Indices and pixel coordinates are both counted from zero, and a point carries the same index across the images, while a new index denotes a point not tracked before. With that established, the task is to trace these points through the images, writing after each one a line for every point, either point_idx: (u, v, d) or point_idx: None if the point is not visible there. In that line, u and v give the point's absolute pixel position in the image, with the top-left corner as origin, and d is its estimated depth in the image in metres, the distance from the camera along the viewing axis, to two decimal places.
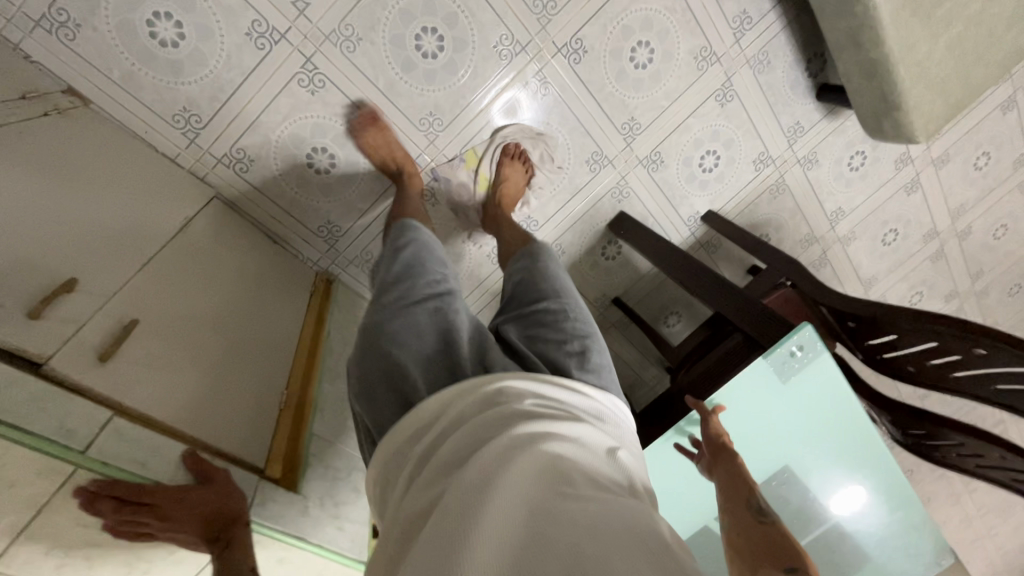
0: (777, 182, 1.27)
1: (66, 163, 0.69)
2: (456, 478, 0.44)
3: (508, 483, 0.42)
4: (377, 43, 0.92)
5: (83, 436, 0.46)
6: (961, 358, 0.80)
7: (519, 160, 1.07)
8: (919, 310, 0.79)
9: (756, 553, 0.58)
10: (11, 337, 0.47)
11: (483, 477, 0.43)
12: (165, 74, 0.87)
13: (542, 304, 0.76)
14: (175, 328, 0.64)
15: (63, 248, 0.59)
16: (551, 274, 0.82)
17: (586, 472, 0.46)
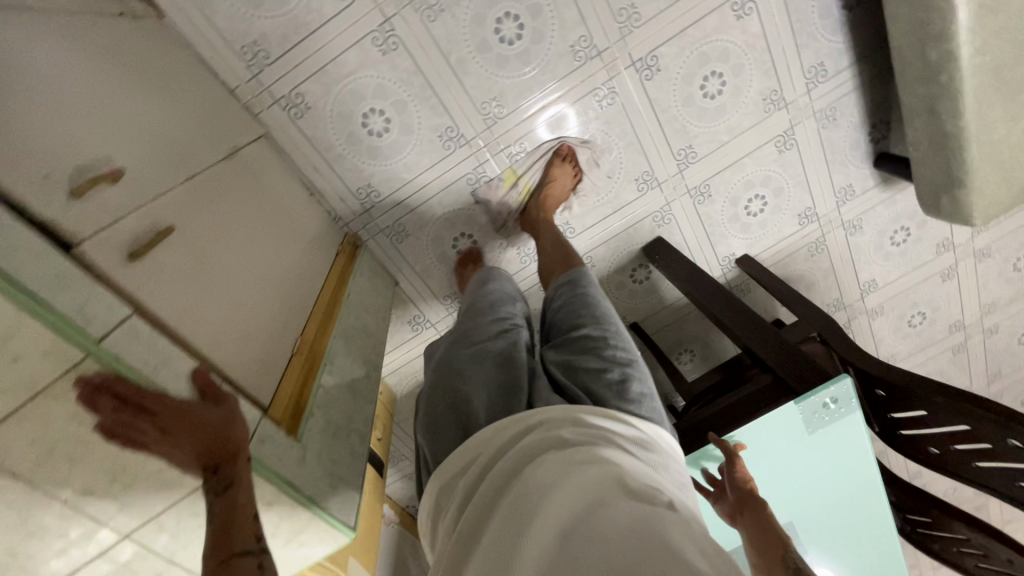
0: (817, 240, 1.26)
1: (131, 66, 0.68)
2: (522, 480, 0.51)
3: (549, 499, 0.48)
4: (458, 18, 0.91)
5: (101, 325, 0.43)
6: (990, 447, 0.77)
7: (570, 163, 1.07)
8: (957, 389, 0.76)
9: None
10: (49, 209, 0.45)
11: (528, 495, 0.49)
12: (245, 5, 0.86)
13: (583, 331, 0.77)
14: (206, 247, 0.62)
15: (116, 141, 0.57)
16: (589, 299, 0.83)
17: (620, 485, 0.50)
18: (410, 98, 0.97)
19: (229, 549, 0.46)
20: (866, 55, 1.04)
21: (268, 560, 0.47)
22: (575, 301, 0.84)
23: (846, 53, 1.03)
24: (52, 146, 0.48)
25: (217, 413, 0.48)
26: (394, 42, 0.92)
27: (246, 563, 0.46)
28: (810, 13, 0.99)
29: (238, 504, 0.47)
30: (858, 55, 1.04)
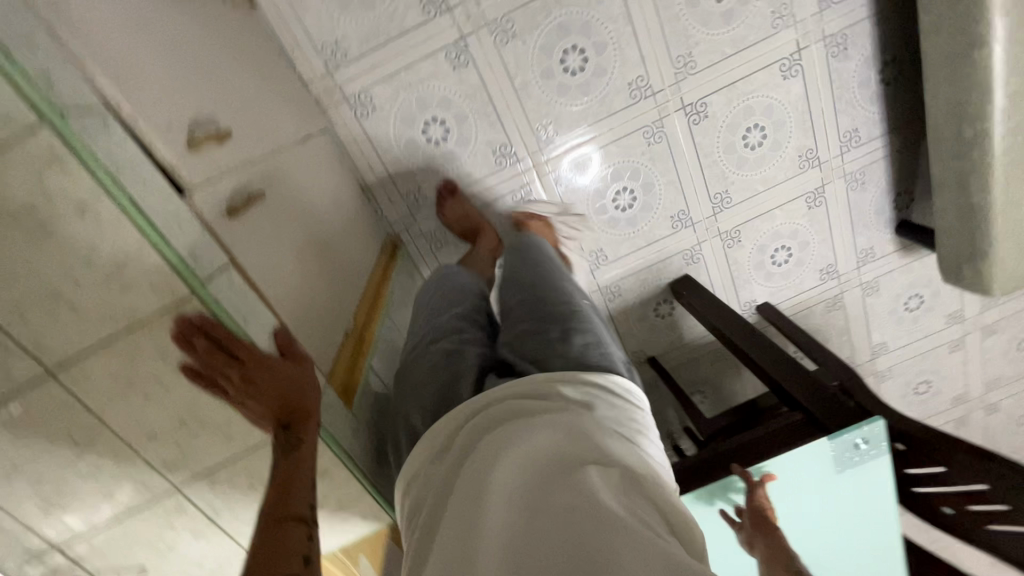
0: (835, 297, 1.30)
1: (232, 48, 0.73)
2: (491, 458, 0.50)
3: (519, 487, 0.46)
4: (526, 45, 0.97)
5: (204, 269, 0.45)
6: (1005, 510, 0.78)
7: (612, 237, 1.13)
8: (974, 446, 0.77)
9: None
10: (172, 155, 0.47)
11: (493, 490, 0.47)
12: (333, 6, 0.91)
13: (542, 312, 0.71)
14: (282, 217, 0.64)
15: (220, 108, 0.60)
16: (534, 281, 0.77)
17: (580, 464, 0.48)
18: (471, 111, 1.02)
19: (279, 513, 0.42)
20: (897, 128, 1.11)
21: (318, 531, 0.43)
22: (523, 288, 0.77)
23: (880, 123, 1.10)
24: (171, 100, 0.51)
25: (294, 370, 0.47)
26: (464, 60, 0.98)
27: (296, 530, 0.42)
28: (851, 83, 1.06)
29: (301, 467, 0.45)
30: (890, 126, 1.11)
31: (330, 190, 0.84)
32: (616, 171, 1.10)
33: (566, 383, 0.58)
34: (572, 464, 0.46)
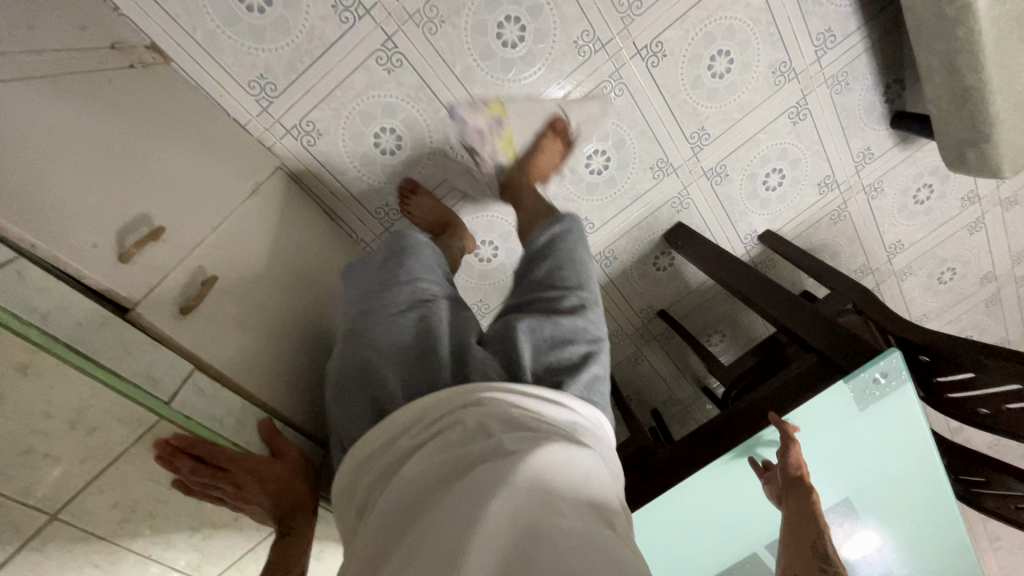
0: (838, 207, 1.24)
1: (151, 120, 0.70)
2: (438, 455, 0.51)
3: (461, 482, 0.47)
4: (456, 27, 0.91)
5: (166, 388, 0.45)
6: None
7: (559, 135, 1.00)
8: (986, 344, 0.78)
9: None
10: (104, 279, 0.46)
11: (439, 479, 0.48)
12: (248, 39, 0.86)
13: (557, 295, 0.77)
14: (243, 290, 0.63)
15: (148, 199, 0.57)
16: (563, 259, 0.80)
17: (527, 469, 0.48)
18: (418, 112, 0.97)
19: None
20: (874, 16, 1.02)
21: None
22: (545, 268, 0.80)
23: (855, 15, 1.01)
24: (91, 213, 0.49)
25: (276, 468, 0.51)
26: (397, 60, 0.92)
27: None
28: None
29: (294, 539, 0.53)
30: (866, 16, 1.01)
31: (293, 234, 0.83)
32: (582, 135, 1.05)
33: (516, 390, 0.60)
34: (506, 484, 0.45)
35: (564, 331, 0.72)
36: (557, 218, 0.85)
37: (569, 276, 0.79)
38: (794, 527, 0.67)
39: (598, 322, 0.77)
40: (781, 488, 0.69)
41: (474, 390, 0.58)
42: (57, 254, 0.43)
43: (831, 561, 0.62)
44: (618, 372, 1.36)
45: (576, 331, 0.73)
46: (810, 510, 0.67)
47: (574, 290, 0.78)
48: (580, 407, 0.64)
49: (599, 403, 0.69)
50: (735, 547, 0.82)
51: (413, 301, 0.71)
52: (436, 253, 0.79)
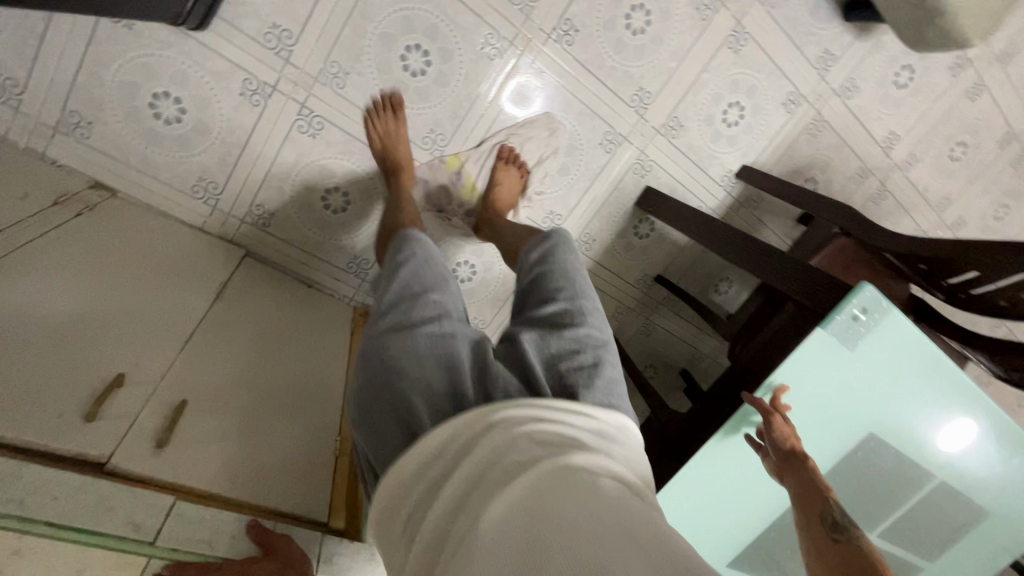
0: (814, 119, 1.16)
1: (105, 260, 0.75)
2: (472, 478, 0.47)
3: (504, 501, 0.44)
4: (363, 75, 0.91)
5: (151, 528, 0.49)
6: None
7: (508, 163, 1.02)
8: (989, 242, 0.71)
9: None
10: (75, 442, 0.50)
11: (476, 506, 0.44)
12: (176, 149, 0.90)
13: (554, 307, 0.68)
14: (221, 398, 0.66)
15: (110, 344, 0.62)
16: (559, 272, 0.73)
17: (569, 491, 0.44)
18: (355, 165, 0.98)
19: None
20: None
21: None
22: (540, 279, 0.73)
23: None
24: (54, 382, 0.54)
25: (275, 563, 0.54)
26: (318, 123, 0.93)
27: None
28: None
29: None
30: None
31: (268, 319, 0.86)
32: (521, 135, 1.03)
33: (549, 407, 0.53)
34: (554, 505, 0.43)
35: (564, 344, 0.63)
36: (549, 233, 0.77)
37: (569, 285, 0.71)
38: (797, 498, 0.66)
39: (601, 327, 0.68)
40: (778, 462, 0.69)
41: (510, 407, 0.53)
42: (24, 436, 0.47)
43: (840, 526, 0.61)
44: (633, 347, 1.34)
45: (581, 338, 0.64)
46: (809, 480, 0.66)
47: (571, 298, 0.69)
48: (611, 415, 0.57)
49: (619, 405, 0.61)
50: (770, 509, 0.81)
51: (426, 308, 0.63)
52: (435, 250, 0.71)
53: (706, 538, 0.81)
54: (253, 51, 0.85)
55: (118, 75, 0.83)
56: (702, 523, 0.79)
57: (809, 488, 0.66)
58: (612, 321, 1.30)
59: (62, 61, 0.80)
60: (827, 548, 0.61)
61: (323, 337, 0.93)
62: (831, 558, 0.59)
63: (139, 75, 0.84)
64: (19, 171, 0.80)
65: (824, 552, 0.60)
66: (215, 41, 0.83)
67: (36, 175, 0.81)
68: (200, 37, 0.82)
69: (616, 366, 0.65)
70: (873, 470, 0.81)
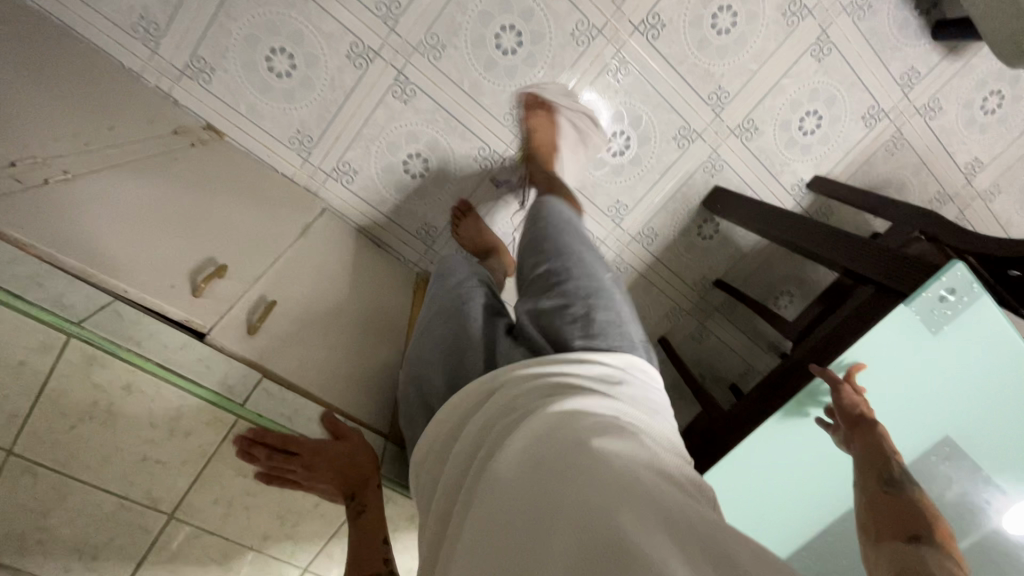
0: (893, 136, 1.15)
1: (211, 183, 0.82)
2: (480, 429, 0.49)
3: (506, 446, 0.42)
4: (457, 48, 0.97)
5: (239, 392, 0.53)
6: None
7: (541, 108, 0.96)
8: None
9: (884, 522, 0.54)
10: (182, 310, 0.55)
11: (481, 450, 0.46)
12: (281, 101, 0.98)
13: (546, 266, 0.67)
14: (301, 310, 0.70)
15: (212, 243, 0.67)
16: (546, 222, 0.70)
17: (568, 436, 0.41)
18: (438, 134, 1.04)
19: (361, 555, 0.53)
20: None
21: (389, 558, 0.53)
22: (531, 232, 0.71)
23: None
24: (168, 260, 0.59)
25: (342, 448, 0.55)
26: (412, 90, 1.00)
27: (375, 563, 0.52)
28: None
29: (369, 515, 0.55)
30: None
31: (346, 260, 0.91)
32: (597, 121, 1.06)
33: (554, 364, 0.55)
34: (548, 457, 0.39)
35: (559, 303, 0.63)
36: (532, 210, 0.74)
37: (558, 233, 0.69)
38: (861, 456, 0.64)
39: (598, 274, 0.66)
40: (846, 429, 0.66)
41: (511, 369, 0.55)
42: (144, 295, 0.52)
43: (897, 479, 0.59)
44: (684, 351, 1.32)
45: (572, 292, 0.64)
46: (879, 444, 0.63)
47: (560, 250, 0.67)
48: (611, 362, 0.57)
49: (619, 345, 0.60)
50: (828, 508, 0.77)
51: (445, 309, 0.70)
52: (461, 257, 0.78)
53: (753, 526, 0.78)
54: (363, 17, 0.93)
55: (244, 28, 0.92)
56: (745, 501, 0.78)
57: (877, 450, 0.63)
58: (665, 322, 1.29)
59: (200, 11, 0.90)
60: (877, 499, 0.58)
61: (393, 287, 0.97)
62: (880, 505, 0.57)
63: (261, 31, 0.93)
64: (148, 103, 0.89)
65: (874, 501, 0.58)
66: (332, 6, 0.92)
67: (161, 109, 0.91)
68: (320, 0, 0.91)
69: (614, 307, 0.64)
70: (946, 483, 0.76)
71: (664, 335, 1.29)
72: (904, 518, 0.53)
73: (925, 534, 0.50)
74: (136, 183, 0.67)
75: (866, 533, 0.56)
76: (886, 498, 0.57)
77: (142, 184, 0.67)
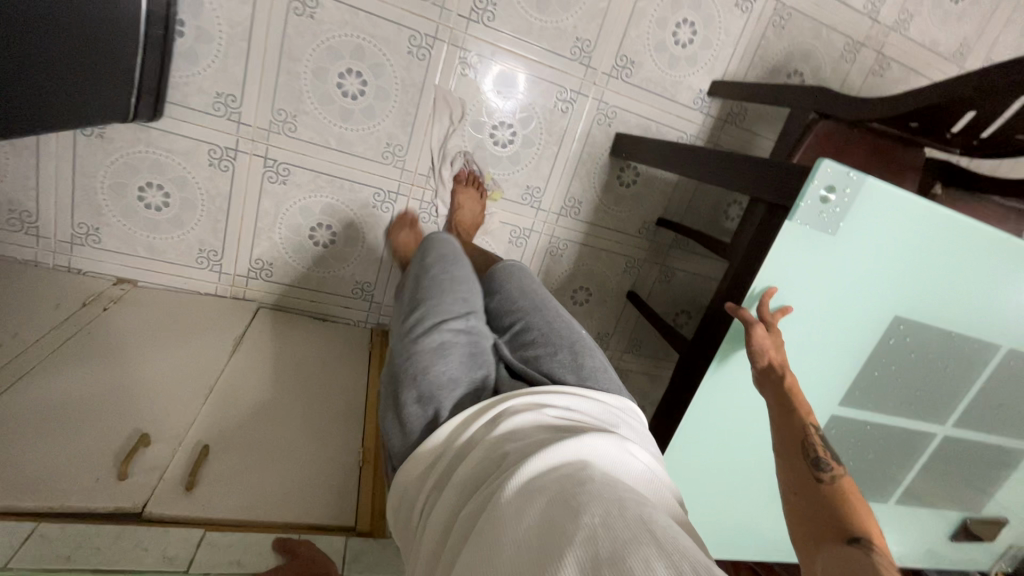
0: (776, 9, 1.08)
1: (129, 339, 0.85)
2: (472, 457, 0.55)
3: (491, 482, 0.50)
4: (308, 112, 0.96)
5: (183, 561, 0.55)
6: None
7: None
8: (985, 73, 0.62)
9: (812, 517, 0.53)
10: (111, 500, 0.58)
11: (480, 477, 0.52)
12: (173, 230, 1.00)
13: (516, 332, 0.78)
14: (238, 438, 0.73)
15: (135, 413, 0.70)
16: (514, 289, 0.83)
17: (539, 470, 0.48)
18: (329, 198, 1.04)
19: None
20: None
21: None
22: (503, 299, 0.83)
23: None
24: (93, 450, 0.63)
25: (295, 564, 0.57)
26: (285, 169, 0.99)
27: None
28: None
29: None
30: None
31: (285, 357, 0.94)
32: (506, 84, 1.02)
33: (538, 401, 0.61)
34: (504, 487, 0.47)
35: (546, 347, 0.74)
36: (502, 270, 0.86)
37: (531, 297, 0.82)
38: (785, 435, 0.63)
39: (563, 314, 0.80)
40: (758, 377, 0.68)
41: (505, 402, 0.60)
42: (70, 502, 0.56)
43: (825, 465, 0.58)
44: (657, 297, 1.30)
45: (554, 347, 0.74)
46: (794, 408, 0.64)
47: (533, 312, 0.79)
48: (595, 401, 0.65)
49: (611, 388, 0.71)
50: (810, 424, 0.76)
51: None
52: (461, 282, 0.79)
53: (719, 442, 0.85)
54: (208, 123, 0.93)
55: (106, 180, 0.93)
56: (703, 436, 0.83)
57: (789, 418, 0.63)
58: (627, 277, 1.27)
59: (59, 181, 0.92)
60: (809, 486, 0.56)
61: (340, 364, 0.99)
62: (809, 496, 0.55)
63: (123, 175, 0.94)
64: (51, 286, 0.92)
65: (803, 487, 0.57)
66: (175, 125, 0.92)
67: (65, 286, 0.94)
68: (161, 125, 0.91)
69: (595, 362, 0.74)
70: (916, 354, 0.75)
71: (632, 290, 1.27)
72: (832, 518, 0.52)
73: (864, 538, 0.48)
74: (54, 376, 0.72)
75: (800, 530, 0.54)
76: (823, 484, 0.56)
77: (64, 376, 0.73)
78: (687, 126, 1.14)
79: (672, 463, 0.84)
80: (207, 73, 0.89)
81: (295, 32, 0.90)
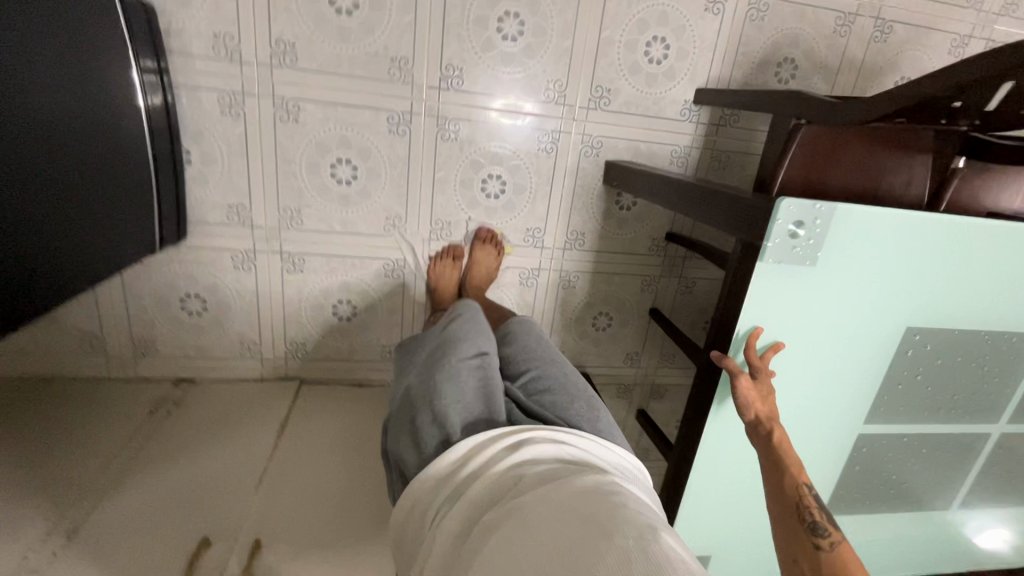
0: (750, 3, 1.04)
1: (191, 438, 0.96)
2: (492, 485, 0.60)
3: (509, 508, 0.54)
4: (310, 204, 1.04)
5: None
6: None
7: None
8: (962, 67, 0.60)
9: None
10: None
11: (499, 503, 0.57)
12: (215, 329, 1.11)
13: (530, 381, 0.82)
14: (286, 525, 0.80)
15: (198, 515, 0.80)
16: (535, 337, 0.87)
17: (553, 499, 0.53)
18: (344, 276, 1.11)
19: None
20: None
21: None
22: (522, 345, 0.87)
23: None
24: (165, 557, 0.73)
25: None
26: (300, 258, 1.08)
27: None
28: None
29: None
30: None
31: (325, 433, 1.02)
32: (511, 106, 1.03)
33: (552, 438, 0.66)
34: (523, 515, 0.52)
35: (558, 398, 0.78)
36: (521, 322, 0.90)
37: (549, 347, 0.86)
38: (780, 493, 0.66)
39: (574, 375, 0.83)
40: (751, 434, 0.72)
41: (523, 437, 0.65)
42: None
43: (822, 528, 0.60)
44: (681, 310, 1.28)
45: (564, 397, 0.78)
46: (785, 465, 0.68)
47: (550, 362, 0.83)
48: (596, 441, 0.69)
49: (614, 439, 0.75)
50: None
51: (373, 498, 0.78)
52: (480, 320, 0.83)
53: (746, 465, 0.84)
54: (226, 232, 1.03)
55: (152, 297, 1.06)
56: (725, 460, 0.83)
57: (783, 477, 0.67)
58: (646, 296, 1.26)
59: (116, 305, 1.05)
60: (806, 551, 0.59)
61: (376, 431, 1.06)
62: (808, 561, 0.58)
63: (165, 290, 1.06)
64: (124, 397, 1.05)
65: (800, 553, 0.59)
66: (199, 240, 1.02)
67: (135, 394, 1.07)
68: (188, 242, 1.02)
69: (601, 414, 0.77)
70: None
71: (653, 307, 1.26)
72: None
73: None
74: (131, 485, 0.83)
75: None
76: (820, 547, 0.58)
77: (139, 484, 0.84)
78: (679, 139, 1.12)
79: (701, 495, 0.84)
80: (217, 189, 0.99)
81: (284, 137, 0.98)
